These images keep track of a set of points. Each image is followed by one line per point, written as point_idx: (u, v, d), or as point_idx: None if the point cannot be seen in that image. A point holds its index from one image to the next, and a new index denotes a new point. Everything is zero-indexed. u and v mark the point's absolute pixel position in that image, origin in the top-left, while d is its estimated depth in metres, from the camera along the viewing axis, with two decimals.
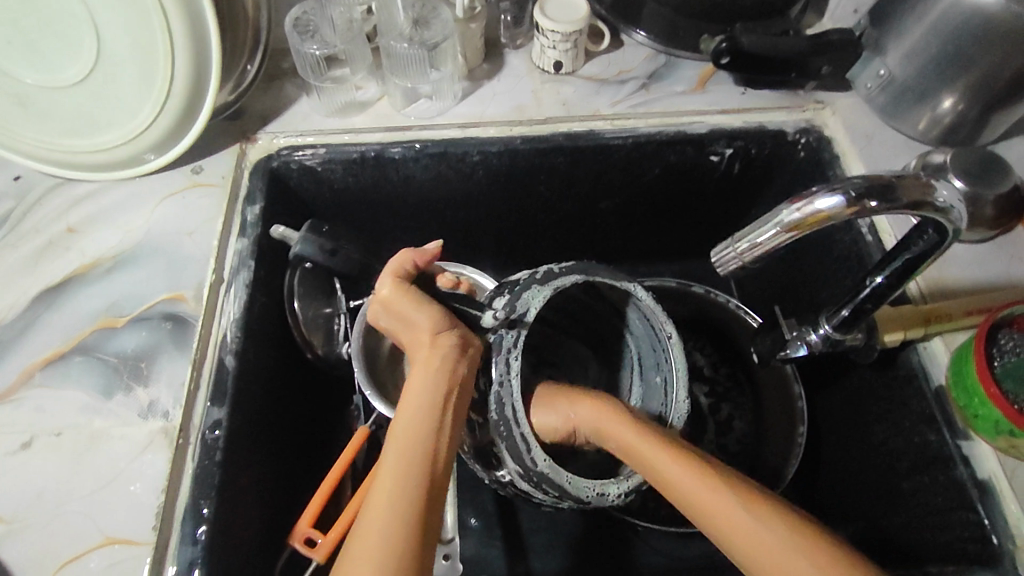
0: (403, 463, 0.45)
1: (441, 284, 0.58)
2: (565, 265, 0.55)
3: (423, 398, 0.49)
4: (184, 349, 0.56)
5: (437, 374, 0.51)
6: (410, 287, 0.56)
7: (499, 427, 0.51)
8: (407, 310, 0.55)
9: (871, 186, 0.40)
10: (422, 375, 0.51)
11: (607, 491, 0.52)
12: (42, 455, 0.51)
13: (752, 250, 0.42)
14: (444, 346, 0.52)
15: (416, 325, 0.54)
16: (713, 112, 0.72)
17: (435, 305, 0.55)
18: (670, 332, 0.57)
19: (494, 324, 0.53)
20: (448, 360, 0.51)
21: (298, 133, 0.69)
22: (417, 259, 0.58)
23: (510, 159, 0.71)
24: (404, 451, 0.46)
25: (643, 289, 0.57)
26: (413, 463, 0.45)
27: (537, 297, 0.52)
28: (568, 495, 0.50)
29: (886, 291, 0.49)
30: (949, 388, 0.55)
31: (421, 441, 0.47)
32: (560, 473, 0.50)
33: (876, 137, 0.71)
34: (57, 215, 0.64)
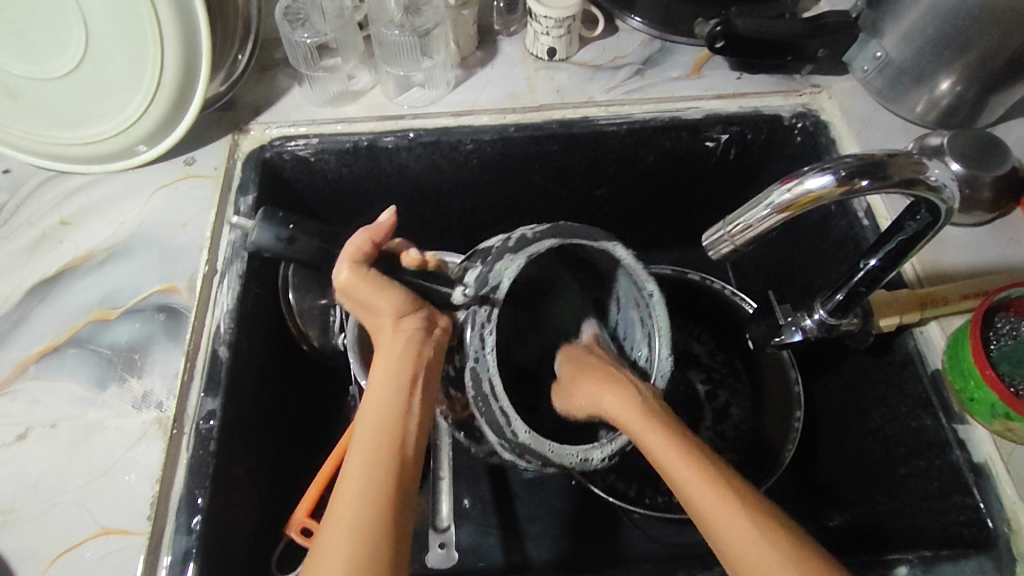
0: (372, 453, 0.44)
1: (407, 262, 0.54)
2: (539, 229, 0.53)
3: (389, 380, 0.48)
4: (178, 341, 0.56)
5: (401, 355, 0.49)
6: (370, 270, 0.52)
7: (478, 401, 0.51)
8: (364, 294, 0.51)
9: (861, 165, 0.40)
10: (388, 356, 0.50)
11: (591, 456, 0.52)
12: (36, 446, 0.51)
13: (743, 233, 0.42)
14: (407, 330, 0.50)
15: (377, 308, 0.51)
16: (709, 97, 0.72)
17: (391, 285, 0.52)
18: (656, 304, 0.57)
19: (465, 301, 0.52)
20: (411, 341, 0.50)
21: (290, 124, 0.69)
22: (375, 238, 0.53)
23: (504, 148, 0.71)
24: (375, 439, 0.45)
25: (628, 252, 0.55)
26: (382, 451, 0.44)
27: (506, 269, 0.51)
28: (551, 462, 0.50)
29: (879, 273, 0.48)
30: (945, 372, 0.54)
31: (389, 427, 0.46)
32: (542, 443, 0.50)
33: (873, 121, 0.70)
34: (49, 208, 0.64)
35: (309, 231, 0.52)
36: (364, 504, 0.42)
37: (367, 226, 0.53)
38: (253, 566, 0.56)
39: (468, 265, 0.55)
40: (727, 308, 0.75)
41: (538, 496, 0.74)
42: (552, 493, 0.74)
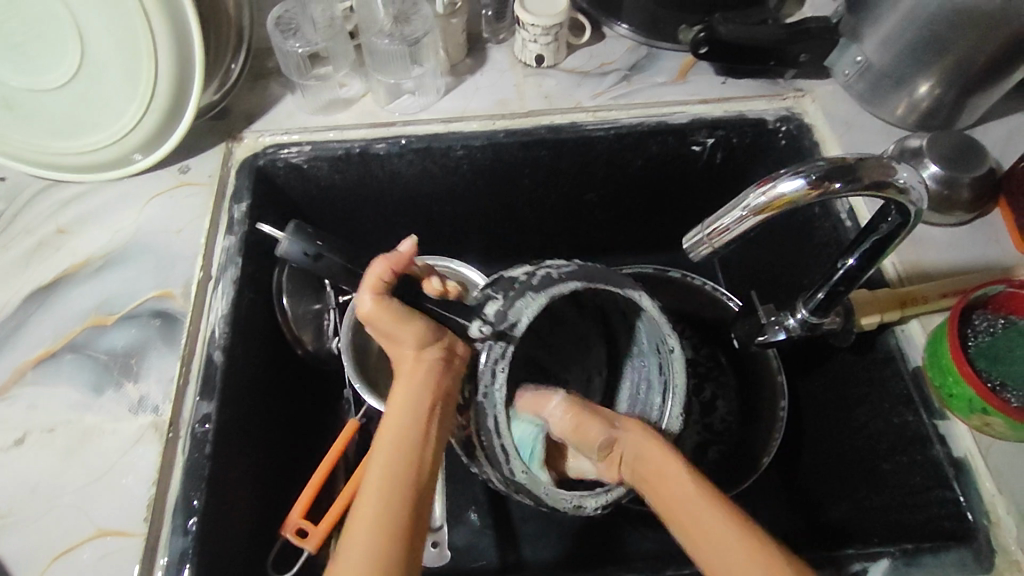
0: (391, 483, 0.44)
1: (430, 291, 0.54)
2: (565, 271, 0.55)
3: (412, 409, 0.49)
4: (173, 346, 0.57)
5: (421, 385, 0.50)
6: (392, 301, 0.51)
7: (482, 439, 0.53)
8: (387, 325, 0.51)
9: (832, 168, 0.41)
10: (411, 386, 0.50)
11: (585, 503, 0.54)
12: (34, 451, 0.52)
13: (721, 236, 0.43)
14: (429, 360, 0.51)
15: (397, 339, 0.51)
16: (694, 102, 0.73)
17: (417, 315, 0.51)
18: (673, 345, 0.58)
19: (480, 334, 0.53)
20: (432, 371, 0.51)
21: (283, 131, 0.70)
22: (394, 269, 0.51)
23: (494, 153, 0.72)
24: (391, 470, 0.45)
25: (648, 297, 0.56)
26: (400, 480, 0.45)
27: (528, 307, 0.53)
28: (544, 502, 0.54)
29: (856, 272, 0.50)
30: (925, 369, 0.56)
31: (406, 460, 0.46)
32: (537, 484, 0.53)
33: (855, 124, 0.71)
34: (46, 216, 0.65)
35: (339, 250, 0.52)
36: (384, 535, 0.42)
37: (386, 256, 0.52)
38: (248, 567, 0.56)
39: (488, 293, 0.56)
40: (709, 302, 0.76)
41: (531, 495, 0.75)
42: None
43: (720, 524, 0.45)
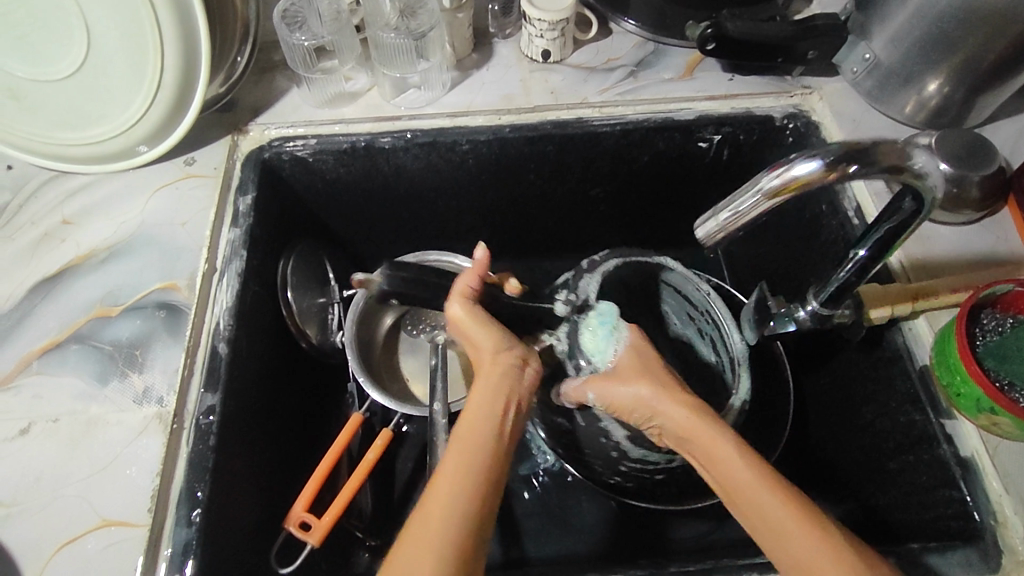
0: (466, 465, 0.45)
1: (510, 292, 0.64)
2: (604, 254, 0.69)
3: (492, 402, 0.50)
4: (178, 337, 0.57)
5: (495, 386, 0.51)
6: (474, 307, 0.56)
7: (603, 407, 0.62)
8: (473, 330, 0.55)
9: (847, 151, 0.41)
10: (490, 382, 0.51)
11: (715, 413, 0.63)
12: (39, 440, 0.52)
13: (735, 218, 0.43)
14: (503, 363, 0.53)
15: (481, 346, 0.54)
16: (701, 98, 0.73)
17: (497, 325, 0.55)
18: (705, 287, 0.69)
19: (566, 313, 0.63)
20: (507, 374, 0.52)
21: (289, 125, 0.70)
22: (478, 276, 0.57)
23: (500, 148, 0.72)
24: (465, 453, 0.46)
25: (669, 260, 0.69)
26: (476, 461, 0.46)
27: (591, 287, 0.66)
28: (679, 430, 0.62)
29: (869, 262, 0.49)
30: (933, 367, 0.55)
31: (483, 445, 0.47)
32: None
33: (862, 121, 0.71)
34: (52, 208, 0.65)
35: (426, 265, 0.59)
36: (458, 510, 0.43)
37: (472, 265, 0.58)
38: (252, 559, 0.56)
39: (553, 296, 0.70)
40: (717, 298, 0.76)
41: (534, 491, 0.74)
42: (549, 489, 0.75)
43: (787, 522, 0.43)
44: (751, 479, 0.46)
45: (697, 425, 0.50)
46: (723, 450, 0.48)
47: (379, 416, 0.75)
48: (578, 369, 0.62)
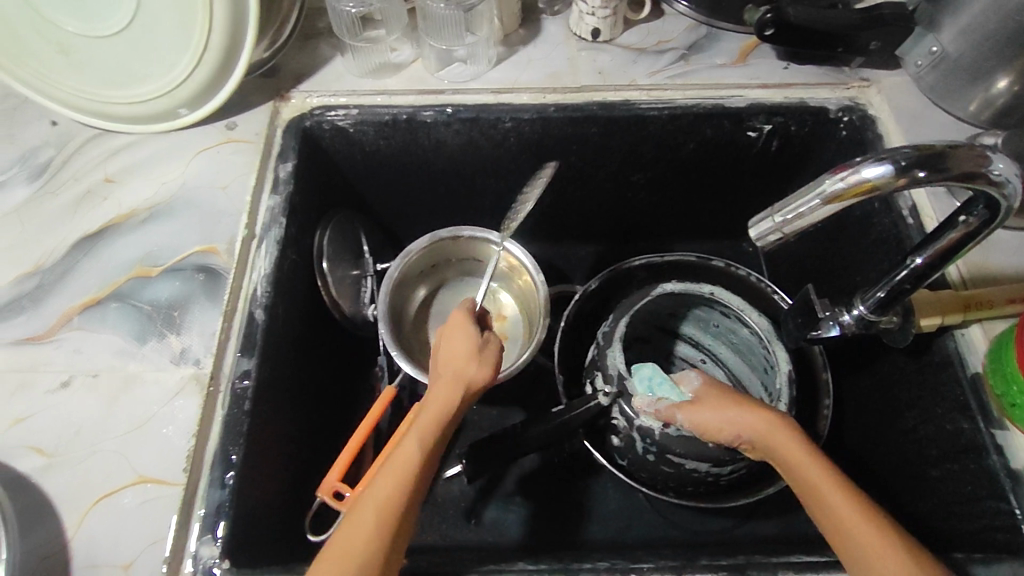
0: (394, 485, 0.44)
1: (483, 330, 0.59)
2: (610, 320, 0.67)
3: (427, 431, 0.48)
4: (216, 301, 0.57)
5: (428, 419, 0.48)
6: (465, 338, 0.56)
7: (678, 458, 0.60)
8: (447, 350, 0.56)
9: (919, 156, 0.38)
10: (436, 399, 0.50)
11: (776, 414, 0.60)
12: (78, 394, 0.52)
13: (793, 222, 0.40)
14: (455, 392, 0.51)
15: (458, 364, 0.54)
16: (753, 86, 0.70)
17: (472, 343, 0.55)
18: (708, 290, 0.68)
19: (608, 397, 0.61)
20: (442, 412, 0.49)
21: (331, 94, 0.69)
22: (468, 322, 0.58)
23: (543, 128, 0.70)
24: (389, 476, 0.45)
25: (663, 285, 0.67)
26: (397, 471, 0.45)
27: (616, 358, 0.62)
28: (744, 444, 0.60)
29: (925, 271, 0.47)
30: (986, 375, 0.54)
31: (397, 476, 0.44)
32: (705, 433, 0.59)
33: (923, 118, 0.68)
34: (95, 165, 0.65)
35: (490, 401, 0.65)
36: (367, 540, 0.41)
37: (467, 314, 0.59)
38: (283, 524, 0.56)
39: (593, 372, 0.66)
40: (751, 293, 0.73)
41: (557, 476, 0.74)
42: (572, 475, 0.74)
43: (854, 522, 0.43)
44: (842, 498, 0.44)
45: (781, 437, 0.49)
46: (807, 469, 0.47)
47: (409, 391, 0.73)
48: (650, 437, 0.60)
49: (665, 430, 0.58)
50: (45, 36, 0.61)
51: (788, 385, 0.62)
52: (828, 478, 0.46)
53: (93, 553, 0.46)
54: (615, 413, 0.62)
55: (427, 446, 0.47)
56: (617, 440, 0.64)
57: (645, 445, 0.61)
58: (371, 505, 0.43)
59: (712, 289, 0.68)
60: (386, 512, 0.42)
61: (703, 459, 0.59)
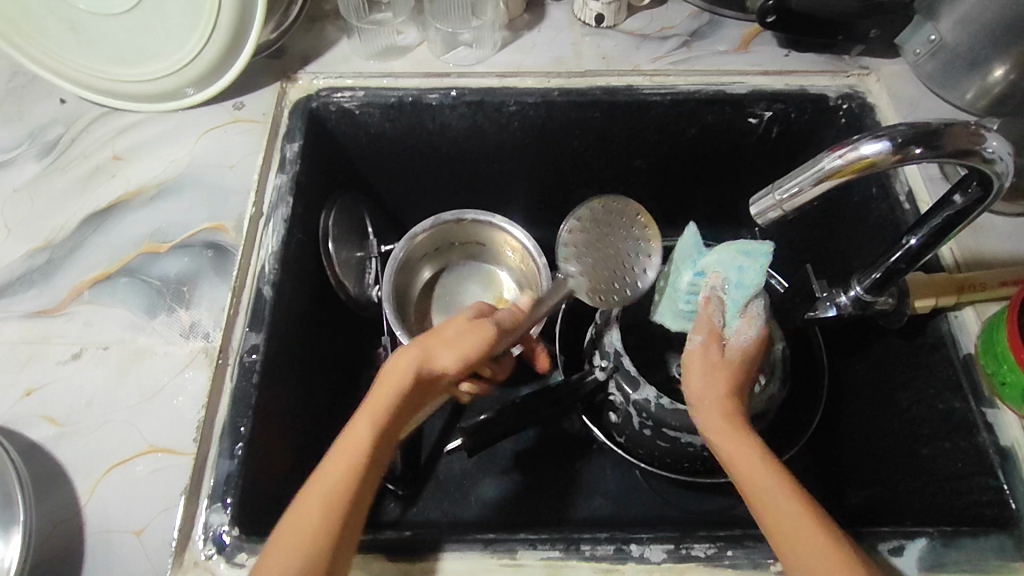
0: (341, 482, 0.43)
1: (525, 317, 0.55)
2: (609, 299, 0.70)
3: (378, 414, 0.45)
4: (225, 277, 0.58)
5: (383, 405, 0.46)
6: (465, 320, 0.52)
7: (673, 433, 0.62)
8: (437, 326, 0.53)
9: (915, 133, 0.39)
10: (388, 375, 0.47)
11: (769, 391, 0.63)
12: (89, 366, 0.53)
13: (793, 198, 0.41)
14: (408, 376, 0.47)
15: (441, 337, 0.50)
16: (755, 73, 0.71)
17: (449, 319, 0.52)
18: None
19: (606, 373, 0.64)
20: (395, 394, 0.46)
21: (338, 75, 0.70)
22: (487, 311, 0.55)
23: (547, 112, 0.71)
24: (337, 459, 0.44)
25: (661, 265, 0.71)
26: (348, 464, 0.43)
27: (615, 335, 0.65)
28: None
29: (921, 251, 0.48)
30: (977, 356, 0.55)
31: (345, 470, 0.43)
32: None
33: (921, 105, 0.69)
34: (104, 143, 0.66)
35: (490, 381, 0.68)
36: (310, 539, 0.40)
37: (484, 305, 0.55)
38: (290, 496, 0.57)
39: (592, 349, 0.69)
40: (749, 278, 0.74)
41: (556, 457, 0.75)
42: (571, 455, 0.75)
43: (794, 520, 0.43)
44: (796, 508, 0.43)
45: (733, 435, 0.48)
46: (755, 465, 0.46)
47: None
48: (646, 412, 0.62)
49: (660, 402, 0.61)
50: (55, 14, 0.62)
51: (783, 361, 0.65)
52: (780, 487, 0.44)
53: (105, 519, 0.47)
54: (613, 389, 0.64)
55: (377, 431, 0.45)
56: (615, 418, 0.66)
57: (640, 419, 0.63)
58: (317, 499, 0.42)
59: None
60: (329, 511, 0.42)
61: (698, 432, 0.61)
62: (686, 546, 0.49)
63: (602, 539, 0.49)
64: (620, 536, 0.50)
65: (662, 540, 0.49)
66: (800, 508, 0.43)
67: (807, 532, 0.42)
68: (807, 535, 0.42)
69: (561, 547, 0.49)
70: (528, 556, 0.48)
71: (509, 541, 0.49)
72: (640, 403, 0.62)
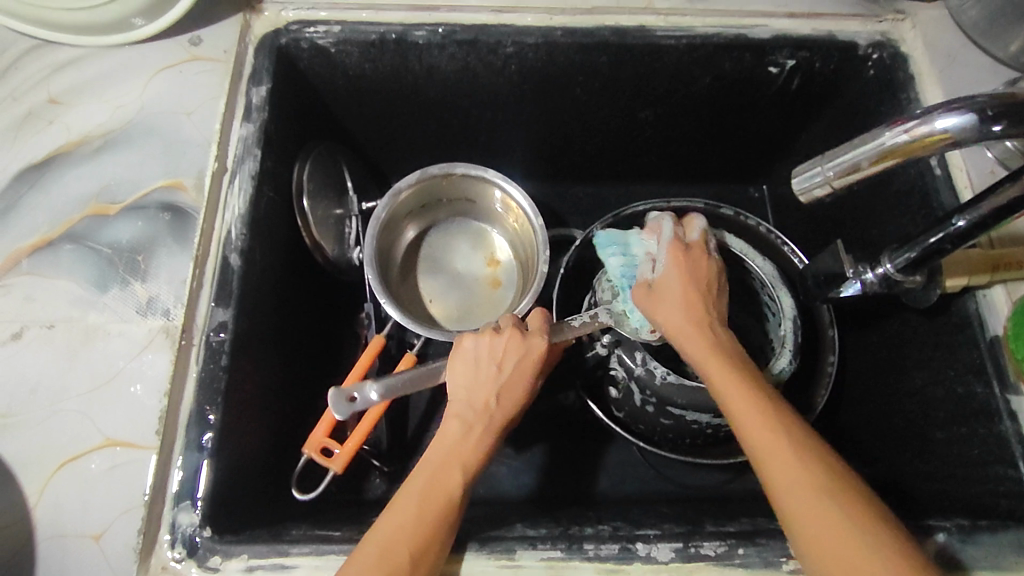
0: (423, 525, 0.41)
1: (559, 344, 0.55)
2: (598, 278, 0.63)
3: (454, 468, 0.44)
4: (185, 245, 0.51)
5: (464, 460, 0.45)
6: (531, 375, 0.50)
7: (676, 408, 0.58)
8: (468, 364, 0.49)
9: (1001, 105, 0.34)
10: (465, 436, 0.46)
11: (780, 366, 0.60)
12: (33, 347, 0.47)
13: (842, 176, 0.37)
14: (487, 440, 0.46)
15: (509, 396, 0.48)
16: (781, 15, 0.63)
17: (501, 371, 0.49)
18: (710, 230, 0.65)
19: (604, 349, 0.61)
20: (476, 452, 0.45)
21: (309, 6, 0.60)
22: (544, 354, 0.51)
23: (548, 55, 0.63)
24: (414, 503, 0.42)
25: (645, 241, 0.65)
26: (431, 510, 0.41)
27: None
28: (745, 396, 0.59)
29: (971, 233, 0.43)
30: (1006, 340, 0.51)
31: (430, 513, 0.41)
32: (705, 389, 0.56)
33: (959, 57, 0.61)
34: (37, 82, 0.57)
35: None
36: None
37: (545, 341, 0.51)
38: (267, 480, 0.54)
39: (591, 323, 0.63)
40: (761, 245, 0.68)
41: (547, 430, 0.72)
42: (565, 426, 0.72)
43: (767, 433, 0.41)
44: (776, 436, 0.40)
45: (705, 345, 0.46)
46: (721, 381, 0.44)
47: (396, 341, 0.69)
48: (645, 394, 0.59)
49: (666, 378, 0.57)
50: None
51: (794, 330, 0.61)
52: (752, 411, 0.42)
53: (61, 523, 0.43)
54: (614, 363, 0.61)
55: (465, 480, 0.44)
56: (615, 393, 0.62)
57: (643, 396, 0.59)
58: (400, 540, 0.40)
59: (711, 230, 0.65)
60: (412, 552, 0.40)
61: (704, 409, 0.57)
62: (695, 544, 0.46)
63: (606, 538, 0.47)
64: (625, 534, 0.47)
65: (669, 538, 0.46)
66: (778, 434, 0.41)
67: (784, 458, 0.40)
68: (789, 467, 0.39)
69: (562, 547, 0.46)
70: (527, 556, 0.45)
71: (506, 540, 0.46)
72: (642, 380, 0.58)
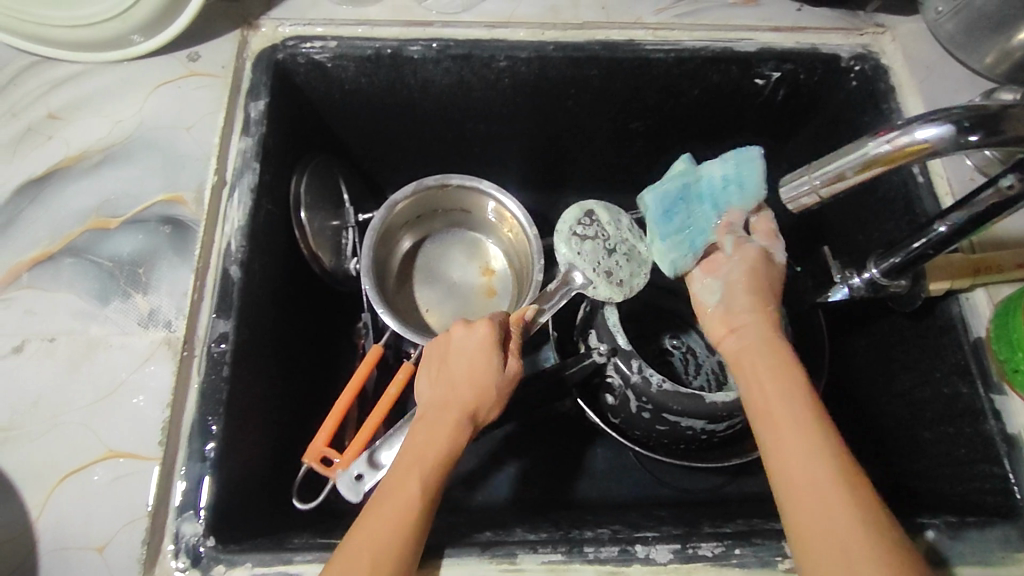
0: (381, 528, 0.41)
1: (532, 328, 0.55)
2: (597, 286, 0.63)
3: (408, 466, 0.44)
4: (185, 257, 0.52)
5: (421, 457, 0.45)
6: (488, 361, 0.50)
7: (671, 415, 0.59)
8: (430, 370, 0.51)
9: (976, 116, 0.35)
10: (423, 433, 0.46)
11: None
12: (35, 360, 0.48)
13: (828, 185, 0.39)
14: (447, 436, 0.46)
15: (463, 388, 0.49)
16: (765, 29, 0.65)
17: (455, 367, 0.50)
18: None
19: (600, 356, 0.60)
20: (433, 447, 0.45)
21: (306, 22, 0.61)
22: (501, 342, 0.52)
23: (540, 69, 0.64)
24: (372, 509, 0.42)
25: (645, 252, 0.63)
26: (386, 511, 0.41)
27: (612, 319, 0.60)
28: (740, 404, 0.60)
29: (952, 237, 0.45)
30: (989, 341, 0.53)
31: (385, 516, 0.41)
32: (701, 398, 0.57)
33: (938, 69, 0.63)
34: (37, 98, 0.57)
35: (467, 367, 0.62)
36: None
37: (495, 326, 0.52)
38: (267, 491, 0.54)
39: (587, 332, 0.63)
40: None
41: (545, 437, 0.73)
42: (562, 433, 0.73)
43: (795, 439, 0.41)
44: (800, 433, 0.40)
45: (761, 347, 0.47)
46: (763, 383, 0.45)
47: (393, 350, 0.67)
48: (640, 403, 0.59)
49: (662, 385, 0.58)
50: None
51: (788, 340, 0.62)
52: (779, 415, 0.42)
53: (64, 535, 0.43)
54: (609, 371, 0.60)
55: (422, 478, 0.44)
56: (611, 400, 0.62)
57: (639, 402, 0.60)
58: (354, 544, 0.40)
59: None
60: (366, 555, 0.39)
61: (699, 416, 0.58)
62: (692, 545, 0.47)
63: (605, 540, 0.47)
64: (624, 536, 0.48)
65: (667, 540, 0.47)
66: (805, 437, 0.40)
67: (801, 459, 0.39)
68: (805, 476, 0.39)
69: (563, 550, 0.47)
70: (527, 560, 0.46)
71: (507, 544, 0.47)
72: (638, 388, 0.59)
